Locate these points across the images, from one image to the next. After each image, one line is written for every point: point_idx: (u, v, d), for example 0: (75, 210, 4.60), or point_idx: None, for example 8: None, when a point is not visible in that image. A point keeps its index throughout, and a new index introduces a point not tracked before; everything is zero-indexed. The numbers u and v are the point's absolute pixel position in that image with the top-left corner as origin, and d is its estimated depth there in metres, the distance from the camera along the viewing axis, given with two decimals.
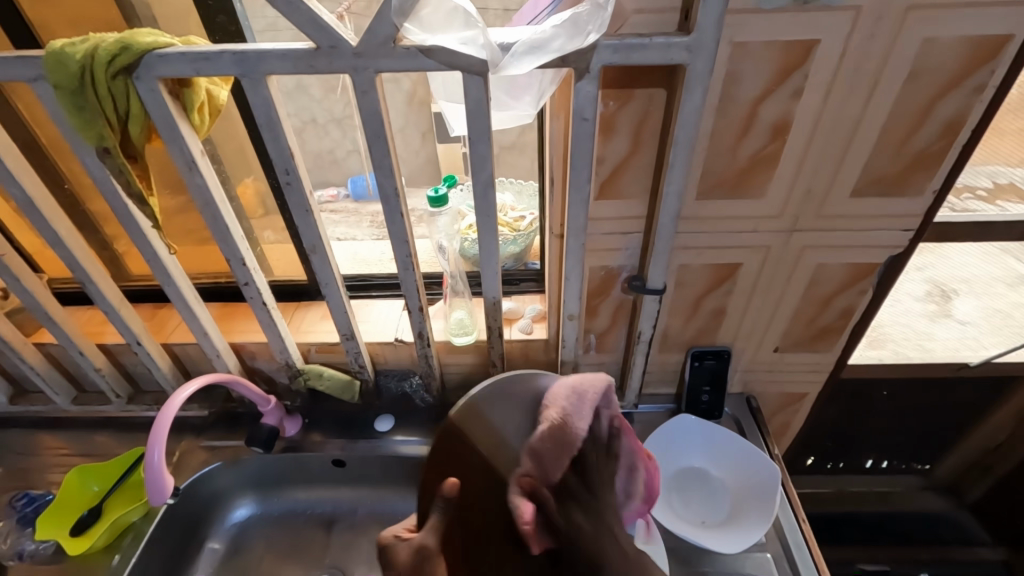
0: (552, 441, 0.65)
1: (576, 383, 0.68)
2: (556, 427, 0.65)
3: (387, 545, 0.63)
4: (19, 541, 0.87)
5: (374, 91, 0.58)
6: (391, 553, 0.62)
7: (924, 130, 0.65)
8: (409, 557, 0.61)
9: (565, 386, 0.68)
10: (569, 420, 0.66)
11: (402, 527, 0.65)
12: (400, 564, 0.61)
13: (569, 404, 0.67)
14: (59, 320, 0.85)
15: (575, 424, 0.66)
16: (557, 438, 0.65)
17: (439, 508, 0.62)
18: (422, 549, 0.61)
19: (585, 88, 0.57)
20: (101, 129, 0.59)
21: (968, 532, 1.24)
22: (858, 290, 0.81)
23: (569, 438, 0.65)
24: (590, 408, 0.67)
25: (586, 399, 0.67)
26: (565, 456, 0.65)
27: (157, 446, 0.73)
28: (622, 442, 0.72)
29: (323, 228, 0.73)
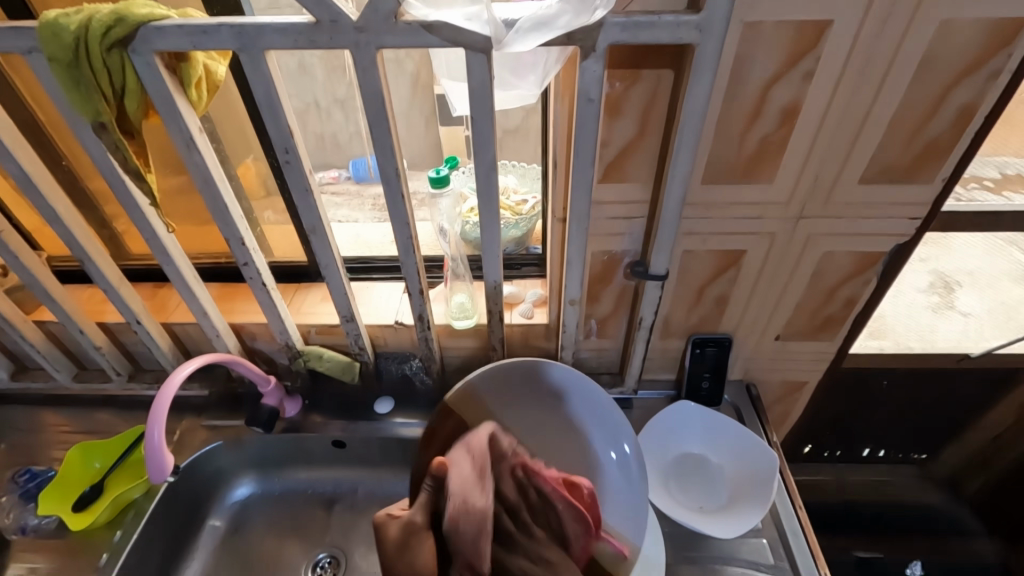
0: (464, 524, 0.65)
1: (467, 448, 0.71)
2: (457, 517, 0.65)
3: (379, 524, 0.67)
4: (22, 516, 0.88)
5: (375, 68, 0.57)
6: (382, 531, 0.66)
7: (937, 118, 0.64)
8: (398, 533, 0.65)
9: (458, 452, 0.71)
10: (469, 496, 0.66)
11: (395, 507, 0.69)
12: (390, 538, 0.65)
13: (467, 467, 0.69)
14: (59, 299, 0.85)
15: (476, 496, 0.67)
16: (461, 527, 0.65)
17: (429, 487, 0.68)
18: (409, 526, 0.66)
19: (592, 68, 0.56)
20: (97, 103, 0.58)
21: (963, 522, 1.25)
22: (864, 280, 0.80)
23: (477, 516, 0.66)
24: (487, 474, 0.69)
25: (480, 464, 0.69)
26: (482, 545, 0.65)
27: (157, 424, 0.74)
28: (541, 486, 0.72)
29: (323, 209, 0.72)
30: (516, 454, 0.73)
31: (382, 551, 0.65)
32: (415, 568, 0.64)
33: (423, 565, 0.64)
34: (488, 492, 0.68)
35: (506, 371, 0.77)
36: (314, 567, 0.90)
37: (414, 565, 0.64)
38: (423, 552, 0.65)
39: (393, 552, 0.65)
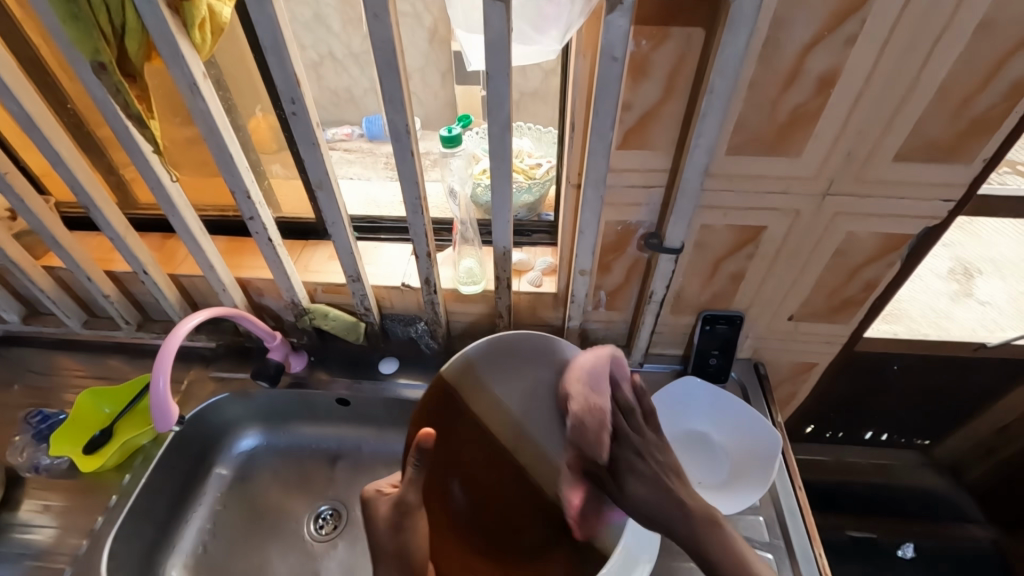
0: (580, 426, 0.67)
1: (589, 365, 0.69)
2: (580, 415, 0.67)
3: (368, 500, 0.65)
4: (34, 456, 0.90)
5: (387, 16, 0.54)
6: (371, 507, 0.64)
7: (988, 92, 0.59)
8: (388, 511, 0.62)
9: (580, 365, 0.69)
10: (592, 411, 0.67)
11: (386, 483, 0.66)
12: (380, 517, 0.62)
13: (584, 386, 0.68)
14: (66, 246, 0.84)
15: (595, 405, 0.68)
16: (584, 426, 0.67)
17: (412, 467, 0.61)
18: (400, 505, 0.62)
19: (617, 22, 0.52)
20: (96, 42, 0.55)
21: (960, 509, 1.25)
22: (886, 263, 0.77)
23: (597, 415, 0.68)
24: (604, 384, 0.69)
25: (598, 385, 0.69)
26: (601, 437, 0.67)
27: (162, 374, 0.74)
28: (651, 406, 0.72)
29: (331, 164, 0.70)
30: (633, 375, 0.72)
31: (373, 530, 0.62)
32: (409, 548, 0.61)
33: (417, 546, 0.61)
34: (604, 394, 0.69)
35: (501, 346, 0.70)
36: (317, 518, 0.92)
37: (407, 547, 0.61)
38: (418, 532, 0.62)
39: (384, 532, 0.61)
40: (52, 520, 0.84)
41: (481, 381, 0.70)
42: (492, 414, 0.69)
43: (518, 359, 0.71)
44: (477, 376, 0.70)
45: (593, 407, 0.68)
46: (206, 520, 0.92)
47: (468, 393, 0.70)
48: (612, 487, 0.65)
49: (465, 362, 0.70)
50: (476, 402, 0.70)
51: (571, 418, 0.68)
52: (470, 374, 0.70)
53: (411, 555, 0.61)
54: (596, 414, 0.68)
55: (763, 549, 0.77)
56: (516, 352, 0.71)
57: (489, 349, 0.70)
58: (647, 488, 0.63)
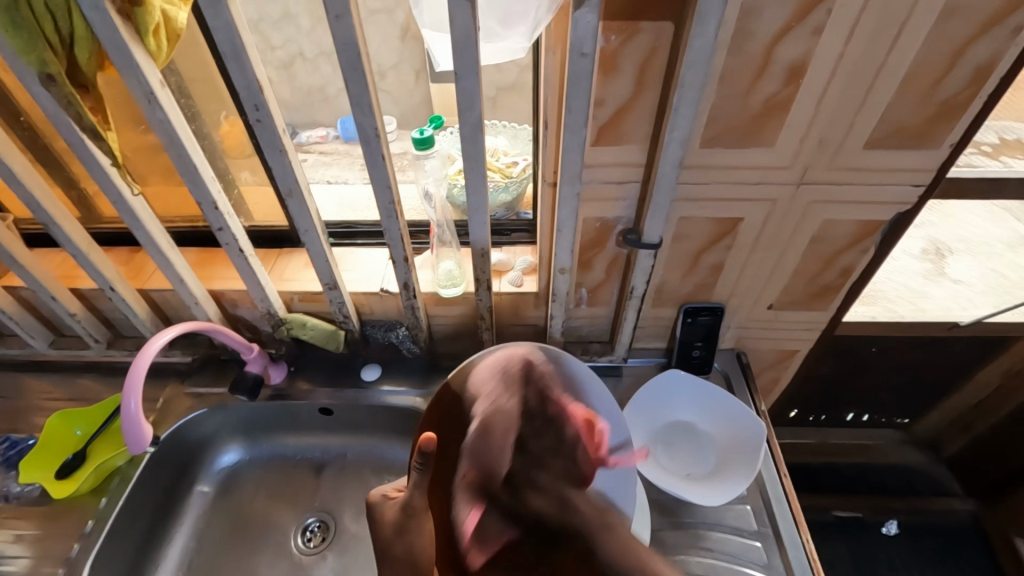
0: (483, 434, 0.64)
1: (499, 362, 0.67)
2: (485, 419, 0.65)
3: (373, 504, 0.67)
4: (4, 483, 0.87)
5: (350, 16, 0.52)
6: (376, 512, 0.66)
7: (952, 77, 0.60)
8: (394, 515, 0.63)
9: (493, 361, 0.67)
10: (496, 410, 0.65)
11: (391, 488, 0.69)
12: (387, 521, 0.64)
13: (493, 380, 0.66)
14: (28, 266, 0.81)
15: (497, 407, 0.65)
16: (485, 436, 0.64)
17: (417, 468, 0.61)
18: (407, 508, 0.63)
19: (586, 18, 0.51)
20: (42, 52, 0.53)
21: (940, 484, 1.28)
22: (862, 249, 0.78)
23: (501, 416, 0.65)
24: (516, 380, 0.66)
25: (509, 384, 0.66)
26: (505, 444, 0.65)
27: (133, 394, 0.72)
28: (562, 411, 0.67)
29: (300, 170, 0.68)
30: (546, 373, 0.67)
31: (378, 533, 0.64)
32: (414, 552, 0.61)
33: (423, 548, 0.62)
34: (510, 394, 0.66)
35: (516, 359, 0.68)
36: (304, 531, 0.90)
37: (413, 550, 0.62)
38: (424, 535, 0.63)
39: (390, 534, 0.63)
40: (25, 550, 0.81)
41: (496, 399, 0.68)
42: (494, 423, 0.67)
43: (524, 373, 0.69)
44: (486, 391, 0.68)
45: (492, 407, 0.65)
46: (189, 538, 0.90)
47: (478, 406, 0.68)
48: (511, 502, 0.62)
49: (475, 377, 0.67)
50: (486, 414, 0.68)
51: (475, 422, 0.65)
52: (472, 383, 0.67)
53: (417, 559, 0.61)
54: (496, 409, 0.65)
55: (752, 538, 0.78)
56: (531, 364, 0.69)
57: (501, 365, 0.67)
58: (547, 501, 0.60)
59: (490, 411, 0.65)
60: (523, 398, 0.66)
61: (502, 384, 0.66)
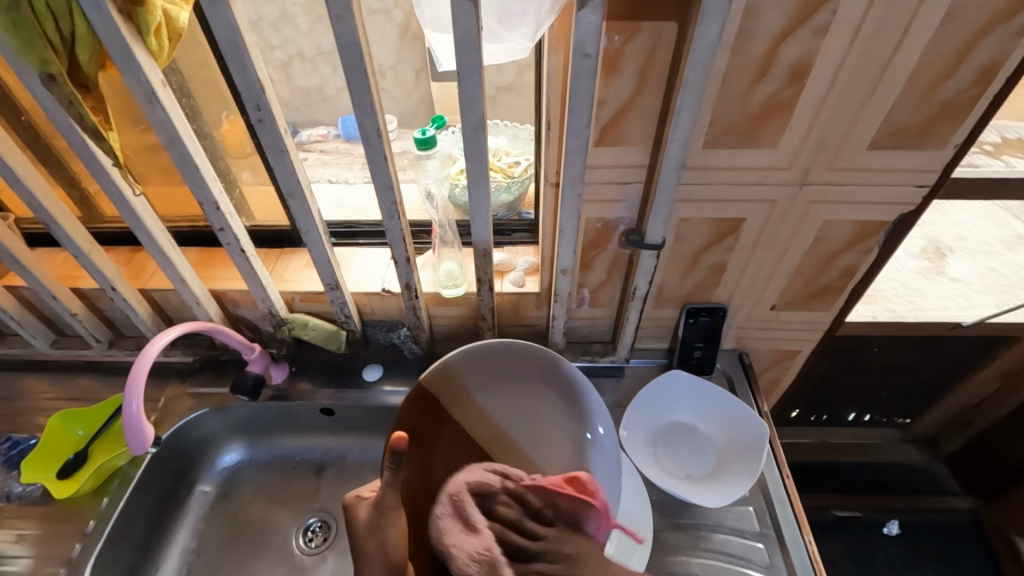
0: (481, 572, 0.60)
1: (453, 509, 0.66)
2: (473, 565, 0.61)
3: (349, 505, 0.64)
4: (6, 483, 0.87)
5: (351, 16, 0.52)
6: (351, 512, 0.63)
7: (956, 77, 0.60)
8: (369, 512, 0.62)
9: (444, 511, 0.66)
10: (473, 553, 0.62)
11: (366, 488, 0.66)
12: (360, 519, 0.62)
13: (457, 527, 0.65)
14: (29, 265, 0.81)
15: (476, 542, 0.63)
16: (482, 573, 0.60)
17: (391, 467, 0.62)
18: (381, 504, 0.62)
19: (588, 18, 0.51)
20: (42, 52, 0.52)
21: (940, 484, 1.28)
22: (864, 249, 0.78)
23: (488, 550, 0.62)
24: (474, 512, 0.66)
25: (470, 524, 0.65)
26: (507, 569, 0.61)
27: (135, 395, 0.72)
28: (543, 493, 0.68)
29: (301, 170, 0.67)
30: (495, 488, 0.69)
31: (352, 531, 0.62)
32: (386, 547, 0.61)
33: (396, 543, 0.61)
34: (483, 524, 0.65)
35: (485, 356, 0.75)
36: (305, 531, 0.91)
37: (385, 545, 0.61)
38: (397, 532, 0.62)
39: (363, 531, 0.62)
40: (27, 550, 0.81)
41: (468, 394, 0.76)
42: (480, 424, 0.76)
43: (492, 367, 0.76)
44: (457, 385, 0.76)
45: (472, 545, 0.62)
46: (189, 539, 0.90)
47: (449, 402, 0.75)
48: None
49: (446, 375, 0.75)
50: (458, 409, 0.76)
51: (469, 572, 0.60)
52: (461, 385, 0.76)
53: (389, 554, 0.61)
54: (478, 544, 0.62)
55: (753, 540, 0.78)
56: (497, 360, 0.76)
57: (470, 361, 0.75)
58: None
59: (470, 548, 0.62)
60: (498, 515, 0.66)
61: (471, 524, 0.65)
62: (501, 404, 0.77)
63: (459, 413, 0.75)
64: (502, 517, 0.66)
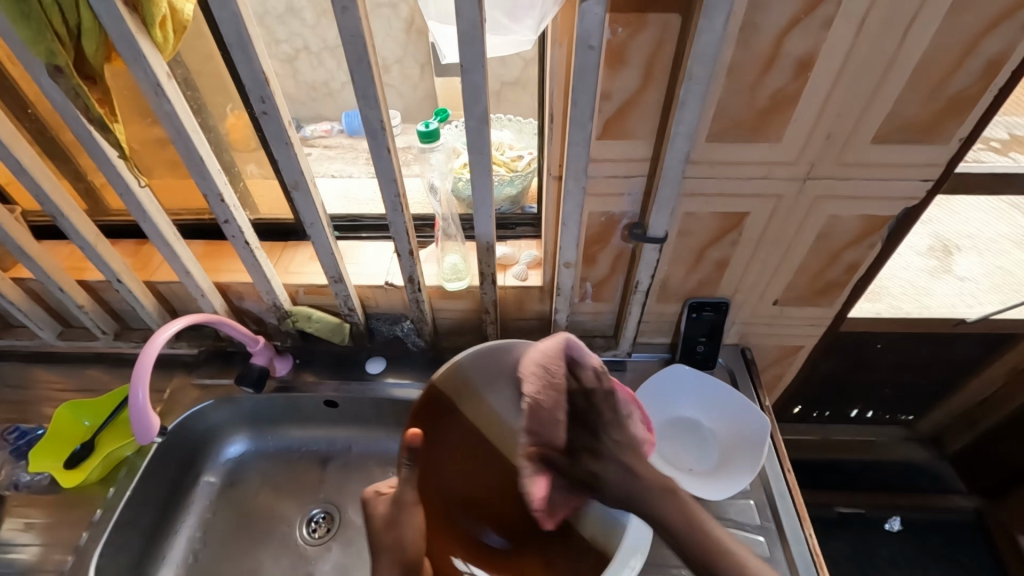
0: (536, 410, 0.72)
1: (542, 356, 0.71)
2: (535, 402, 0.72)
3: (367, 500, 0.66)
4: (14, 472, 0.88)
5: (355, 8, 0.52)
6: (368, 508, 0.66)
7: (965, 69, 0.59)
8: (386, 508, 0.64)
9: (535, 358, 0.72)
10: (542, 396, 0.72)
11: (383, 484, 0.68)
12: (378, 514, 0.64)
13: (541, 372, 0.71)
14: (36, 257, 0.81)
15: (548, 388, 0.72)
16: (537, 412, 0.72)
17: (408, 463, 0.64)
18: (397, 501, 0.64)
19: (593, 10, 0.51)
20: (49, 43, 0.52)
21: (943, 480, 1.28)
22: (869, 244, 0.77)
23: (551, 401, 0.72)
24: (560, 370, 0.72)
25: (549, 376, 0.71)
26: (553, 419, 0.73)
27: (141, 385, 0.72)
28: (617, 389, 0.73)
29: (306, 163, 0.68)
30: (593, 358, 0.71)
31: (370, 525, 0.64)
32: (403, 543, 0.62)
33: (412, 540, 0.63)
34: (559, 382, 0.72)
35: (499, 355, 0.73)
36: (309, 522, 0.91)
37: (401, 543, 0.62)
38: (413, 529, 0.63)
39: (380, 527, 0.63)
40: (35, 538, 0.82)
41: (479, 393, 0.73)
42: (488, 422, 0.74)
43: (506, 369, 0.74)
44: (468, 384, 0.73)
45: (542, 390, 0.72)
46: (195, 528, 0.91)
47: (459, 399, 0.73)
48: (568, 466, 0.72)
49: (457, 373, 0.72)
50: (468, 407, 0.73)
51: (526, 403, 0.72)
52: (466, 384, 0.73)
53: (405, 547, 0.62)
54: (547, 389, 0.72)
55: (754, 533, 0.78)
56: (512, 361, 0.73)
57: (483, 360, 0.73)
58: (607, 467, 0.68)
59: (540, 387, 0.71)
60: (573, 382, 0.72)
61: (551, 374, 0.71)
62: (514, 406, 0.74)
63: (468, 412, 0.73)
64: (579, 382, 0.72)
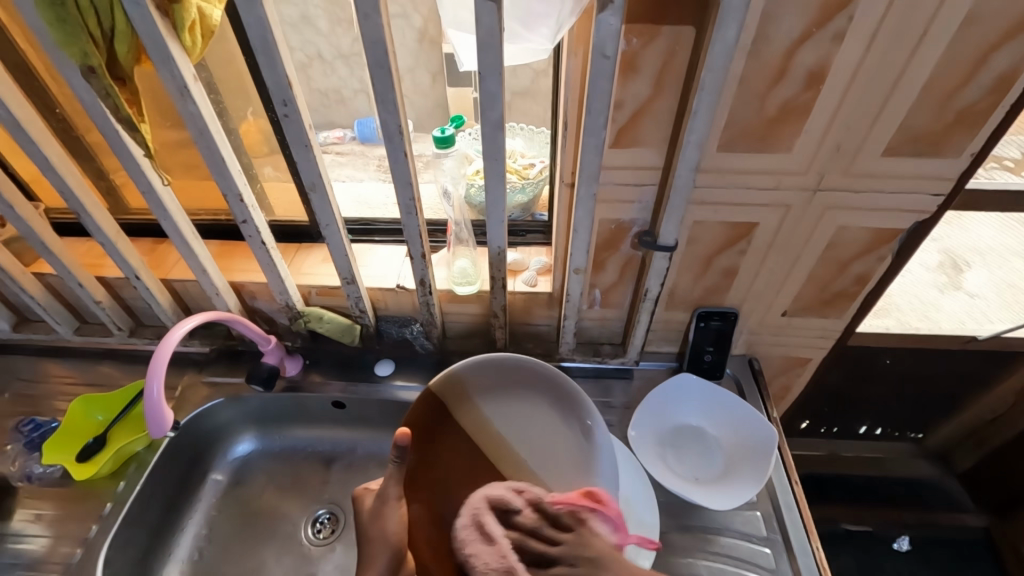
0: None
1: (473, 521, 0.67)
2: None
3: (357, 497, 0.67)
4: (27, 464, 0.89)
5: (378, 15, 0.54)
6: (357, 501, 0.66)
7: (973, 84, 0.60)
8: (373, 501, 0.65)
9: (462, 530, 0.67)
10: (491, 569, 0.63)
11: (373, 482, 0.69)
12: (365, 506, 0.65)
13: (475, 538, 0.65)
14: (57, 252, 0.83)
15: (491, 556, 0.64)
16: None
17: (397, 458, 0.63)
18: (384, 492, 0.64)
19: (608, 20, 0.52)
20: (84, 45, 0.55)
21: (953, 500, 1.26)
22: (878, 256, 0.78)
23: (505, 567, 0.63)
24: (489, 523, 0.67)
25: (487, 535, 0.66)
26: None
27: (156, 379, 0.74)
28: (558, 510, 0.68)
29: (324, 166, 0.69)
30: (514, 496, 0.69)
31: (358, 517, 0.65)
32: (386, 534, 0.62)
33: (395, 530, 0.62)
34: (498, 534, 0.65)
35: (492, 366, 0.75)
36: (313, 522, 0.92)
37: (385, 532, 0.62)
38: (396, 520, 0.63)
39: (365, 518, 0.64)
40: (45, 530, 0.83)
41: (474, 400, 0.75)
42: (482, 430, 0.75)
43: (500, 378, 0.76)
44: (465, 389, 0.75)
45: (487, 562, 0.63)
46: (201, 526, 0.91)
47: (454, 405, 0.75)
48: None
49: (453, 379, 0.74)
50: (462, 414, 0.75)
51: None
52: (461, 389, 0.75)
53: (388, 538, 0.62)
54: (493, 560, 0.63)
55: (759, 544, 0.78)
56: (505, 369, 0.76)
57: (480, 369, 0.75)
58: None
59: (484, 564, 0.63)
60: (517, 523, 0.67)
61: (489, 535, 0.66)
62: (506, 413, 0.76)
63: (462, 417, 0.74)
64: (520, 526, 0.66)
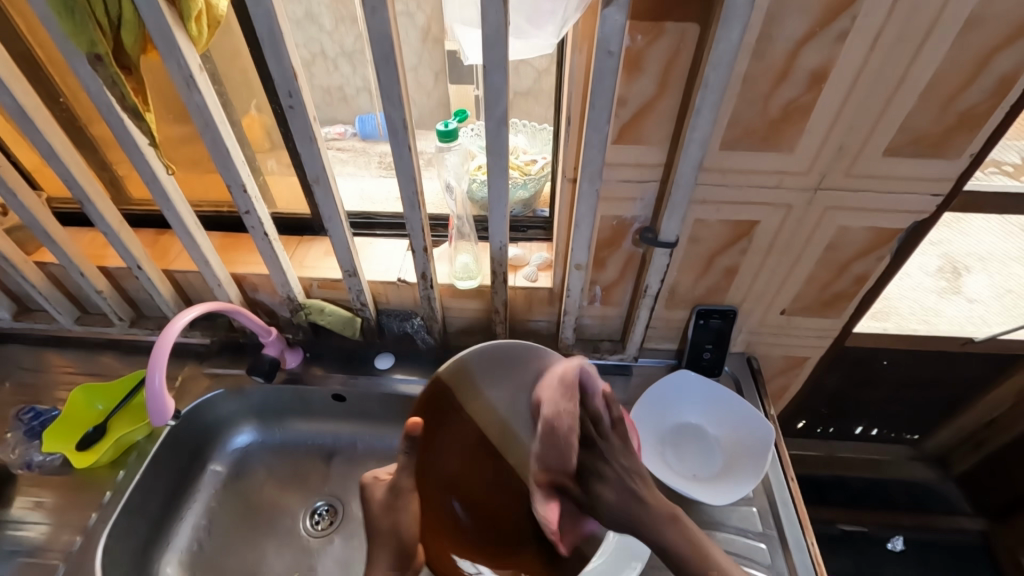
0: (550, 433, 0.69)
1: (563, 374, 0.69)
2: (550, 425, 0.69)
3: (367, 485, 0.70)
4: (27, 452, 0.90)
5: (385, 9, 0.54)
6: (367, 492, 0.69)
7: (975, 86, 0.60)
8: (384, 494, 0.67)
9: (550, 381, 0.70)
10: (560, 415, 0.68)
11: (383, 470, 0.71)
12: (376, 499, 0.67)
13: (558, 394, 0.69)
14: (59, 241, 0.83)
15: (564, 409, 0.69)
16: (553, 434, 0.69)
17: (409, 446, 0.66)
18: (395, 488, 0.66)
19: (614, 16, 0.52)
20: (91, 34, 0.55)
21: (949, 501, 1.27)
22: (877, 257, 0.78)
23: (568, 421, 0.69)
24: (575, 392, 0.69)
25: (568, 397, 0.69)
26: (569, 442, 0.69)
27: (159, 369, 0.74)
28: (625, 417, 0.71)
29: (328, 159, 0.70)
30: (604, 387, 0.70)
31: (369, 509, 0.67)
32: (399, 528, 0.65)
33: (408, 525, 0.65)
34: (575, 401, 0.69)
35: (502, 353, 0.71)
36: (312, 514, 0.92)
37: (399, 527, 0.65)
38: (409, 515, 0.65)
39: (377, 510, 0.66)
40: (45, 517, 0.83)
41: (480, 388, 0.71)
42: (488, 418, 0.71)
43: (509, 367, 0.72)
44: (472, 378, 0.71)
45: (557, 413, 0.68)
46: (201, 517, 0.91)
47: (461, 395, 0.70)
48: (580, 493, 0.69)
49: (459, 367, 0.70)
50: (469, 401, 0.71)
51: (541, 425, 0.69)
52: (465, 377, 0.70)
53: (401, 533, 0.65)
54: (563, 416, 0.68)
55: (756, 540, 0.78)
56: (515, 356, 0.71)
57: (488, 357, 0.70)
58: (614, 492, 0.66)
59: (554, 413, 0.68)
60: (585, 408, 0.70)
61: (568, 395, 0.69)
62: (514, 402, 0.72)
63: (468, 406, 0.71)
64: (593, 411, 0.70)
